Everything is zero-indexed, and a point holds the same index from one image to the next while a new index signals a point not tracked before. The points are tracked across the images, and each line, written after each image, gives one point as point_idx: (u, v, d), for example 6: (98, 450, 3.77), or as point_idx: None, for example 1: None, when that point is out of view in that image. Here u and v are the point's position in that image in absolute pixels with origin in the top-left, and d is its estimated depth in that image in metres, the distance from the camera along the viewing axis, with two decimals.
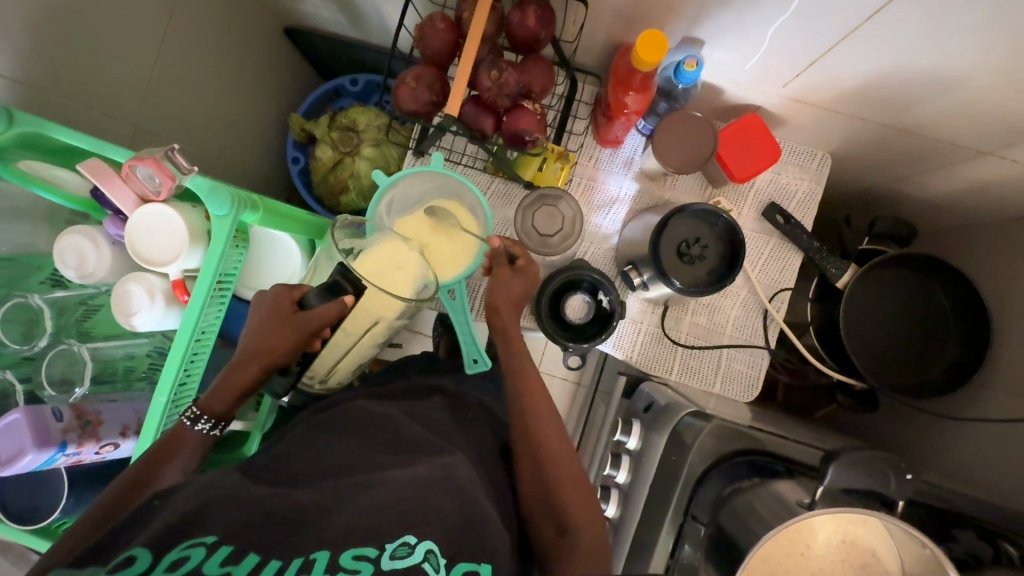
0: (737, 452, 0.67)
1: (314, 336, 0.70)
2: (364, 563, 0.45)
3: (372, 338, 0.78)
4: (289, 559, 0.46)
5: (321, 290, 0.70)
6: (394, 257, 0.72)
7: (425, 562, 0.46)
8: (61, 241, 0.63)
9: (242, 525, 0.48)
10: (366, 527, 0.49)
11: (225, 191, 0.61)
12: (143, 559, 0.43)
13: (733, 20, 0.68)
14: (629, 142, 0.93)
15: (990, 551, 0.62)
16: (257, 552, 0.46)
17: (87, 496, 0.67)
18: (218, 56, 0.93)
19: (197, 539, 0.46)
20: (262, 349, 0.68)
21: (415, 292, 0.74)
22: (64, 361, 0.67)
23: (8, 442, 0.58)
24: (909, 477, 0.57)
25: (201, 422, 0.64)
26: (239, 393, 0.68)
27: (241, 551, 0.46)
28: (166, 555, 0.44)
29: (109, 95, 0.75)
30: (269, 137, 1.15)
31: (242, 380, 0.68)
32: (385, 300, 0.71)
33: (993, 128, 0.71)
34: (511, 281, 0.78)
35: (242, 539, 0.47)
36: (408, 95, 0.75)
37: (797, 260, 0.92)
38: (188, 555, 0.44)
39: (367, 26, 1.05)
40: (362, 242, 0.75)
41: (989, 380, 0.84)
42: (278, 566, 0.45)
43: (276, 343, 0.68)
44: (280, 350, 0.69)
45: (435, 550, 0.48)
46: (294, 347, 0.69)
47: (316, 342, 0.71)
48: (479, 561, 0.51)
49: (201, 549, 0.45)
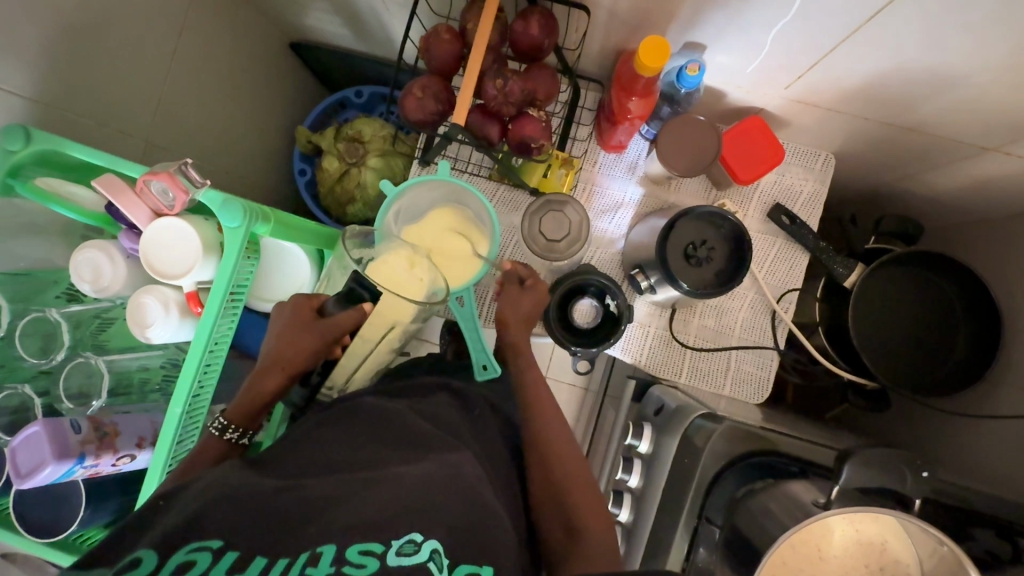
0: (750, 452, 0.67)
1: (335, 344, 0.74)
2: (371, 557, 0.45)
3: (389, 343, 0.79)
4: (297, 555, 0.46)
5: (338, 299, 0.73)
6: (406, 263, 0.73)
7: (430, 561, 0.46)
8: (77, 255, 0.64)
9: (248, 526, 0.48)
10: (376, 525, 0.48)
11: (238, 204, 0.62)
12: (149, 560, 0.44)
13: (734, 25, 0.69)
14: (632, 146, 0.94)
15: (1009, 548, 0.61)
16: (265, 555, 0.46)
17: (105, 506, 0.66)
18: (226, 71, 0.95)
19: (205, 542, 0.46)
20: (287, 358, 0.70)
21: (429, 296, 0.74)
22: (81, 374, 0.68)
23: (29, 455, 0.59)
24: (925, 474, 0.57)
25: (230, 431, 0.66)
26: (264, 401, 0.69)
27: (249, 556, 0.46)
28: (172, 556, 0.45)
29: (121, 113, 0.77)
30: (276, 149, 1.17)
31: (264, 389, 0.69)
32: (398, 303, 0.72)
33: (996, 125, 0.71)
34: (522, 297, 0.80)
35: (249, 544, 0.47)
36: (415, 104, 0.76)
37: (804, 260, 0.92)
38: (195, 559, 0.44)
39: (372, 39, 1.06)
40: (369, 251, 0.77)
41: (1002, 376, 0.84)
42: (286, 563, 0.45)
43: (299, 351, 0.70)
44: (301, 357, 0.70)
45: (440, 550, 0.48)
46: (316, 355, 0.72)
47: (337, 350, 0.76)
48: (480, 565, 0.49)
49: (207, 554, 0.45)
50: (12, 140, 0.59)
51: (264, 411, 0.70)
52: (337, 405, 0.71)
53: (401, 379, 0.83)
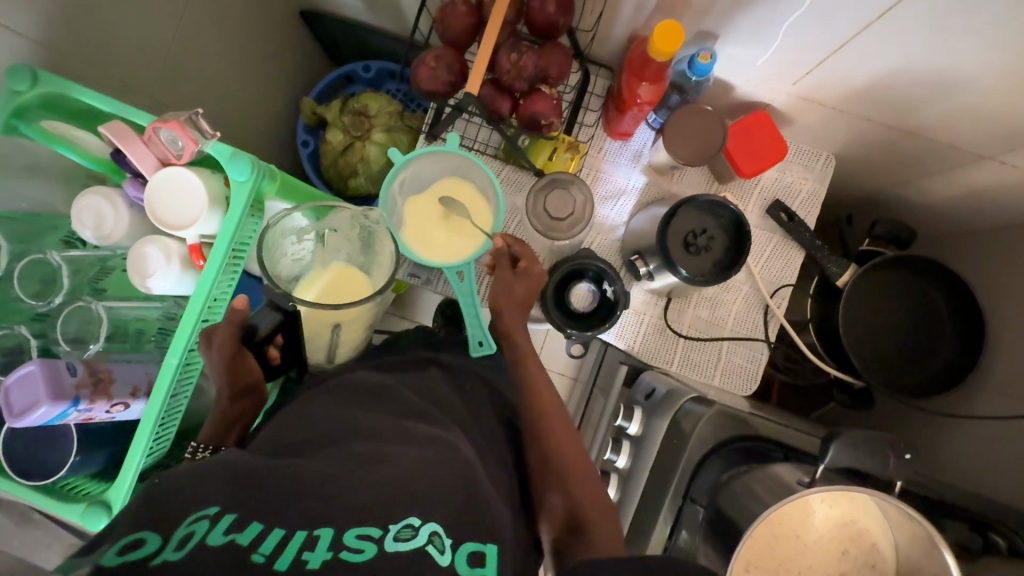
0: (735, 438, 0.69)
1: (265, 343, 0.71)
2: (368, 541, 0.43)
3: (349, 335, 0.81)
4: (294, 529, 0.44)
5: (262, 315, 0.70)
6: (356, 248, 0.80)
7: (429, 545, 0.44)
8: (80, 201, 0.63)
9: (240, 494, 0.47)
10: (373, 502, 0.47)
11: (245, 157, 0.63)
12: (153, 540, 0.41)
13: (748, 13, 0.70)
14: (639, 135, 0.94)
15: (981, 542, 0.63)
16: (259, 520, 0.44)
17: (95, 454, 0.64)
18: (234, 32, 0.94)
19: (200, 512, 0.44)
20: (226, 382, 0.68)
21: (380, 283, 0.78)
22: (79, 319, 0.66)
23: (23, 393, 0.57)
24: (907, 458, 0.59)
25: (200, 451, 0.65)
26: (229, 415, 0.70)
27: (245, 519, 0.44)
28: (174, 532, 0.42)
29: (128, 65, 0.76)
30: (281, 119, 1.16)
31: (222, 409, 0.69)
32: (353, 286, 0.77)
33: (994, 132, 0.73)
34: (513, 282, 0.78)
35: (244, 509, 0.45)
36: (427, 75, 0.76)
37: (799, 258, 0.94)
38: (192, 530, 0.42)
39: (384, 11, 1.06)
40: (322, 223, 0.79)
41: (982, 380, 0.86)
42: (281, 534, 0.43)
43: (229, 368, 0.67)
44: (237, 369, 0.68)
45: (440, 531, 0.47)
46: (246, 364, 0.69)
47: (271, 351, 0.74)
48: (484, 543, 0.49)
49: (204, 523, 0.43)
50: (19, 80, 0.58)
51: (235, 427, 0.70)
52: (331, 379, 0.72)
53: (392, 354, 0.83)
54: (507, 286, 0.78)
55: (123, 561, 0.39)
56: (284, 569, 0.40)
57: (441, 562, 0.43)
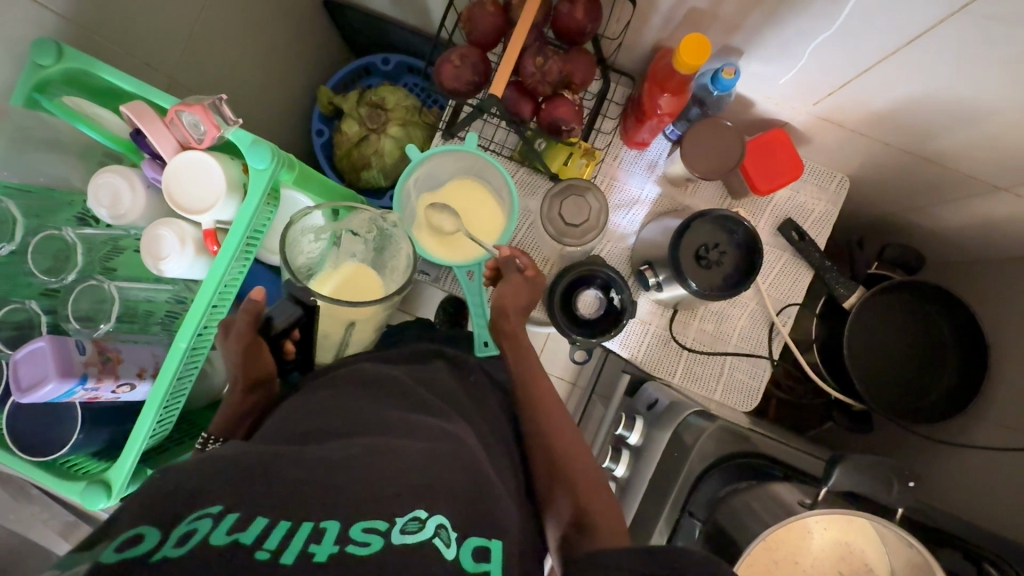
0: (736, 454, 0.69)
1: (281, 337, 0.71)
2: (374, 535, 0.43)
3: (361, 332, 0.81)
4: (299, 521, 0.43)
5: (277, 309, 0.71)
6: (366, 251, 0.81)
7: (435, 537, 0.44)
8: (96, 178, 0.63)
9: (244, 490, 0.46)
10: (376, 497, 0.47)
11: (266, 146, 0.63)
12: (152, 536, 0.41)
13: (775, 32, 0.70)
14: (654, 146, 0.95)
15: (975, 572, 0.63)
16: (265, 515, 0.43)
17: (98, 434, 0.64)
18: (257, 17, 0.94)
19: (204, 510, 0.43)
20: (241, 371, 0.68)
21: (394, 285, 0.79)
22: (91, 297, 0.66)
23: (31, 369, 0.56)
24: (910, 485, 0.59)
25: (210, 444, 0.64)
26: (243, 408, 0.69)
27: (249, 516, 0.43)
28: (174, 528, 0.41)
29: (152, 45, 0.76)
30: (296, 107, 1.16)
31: (233, 404, 0.68)
32: (365, 285, 0.79)
33: (1011, 165, 0.73)
34: (520, 287, 0.76)
35: (249, 506, 0.44)
36: (451, 73, 0.76)
37: (807, 277, 0.94)
38: (196, 526, 0.41)
39: (408, 7, 1.06)
40: (339, 224, 0.81)
41: (981, 410, 0.86)
42: (287, 527, 0.42)
43: (241, 359, 0.68)
44: (249, 363, 0.68)
45: (446, 525, 0.46)
46: (256, 358, 0.69)
47: (287, 345, 0.73)
48: (489, 539, 0.48)
49: (208, 520, 0.42)
50: (44, 54, 0.58)
51: (247, 420, 0.68)
52: (339, 368, 0.73)
53: (395, 347, 0.83)
54: (519, 287, 0.76)
55: (122, 558, 0.38)
56: (291, 562, 0.38)
57: (447, 557, 0.43)
